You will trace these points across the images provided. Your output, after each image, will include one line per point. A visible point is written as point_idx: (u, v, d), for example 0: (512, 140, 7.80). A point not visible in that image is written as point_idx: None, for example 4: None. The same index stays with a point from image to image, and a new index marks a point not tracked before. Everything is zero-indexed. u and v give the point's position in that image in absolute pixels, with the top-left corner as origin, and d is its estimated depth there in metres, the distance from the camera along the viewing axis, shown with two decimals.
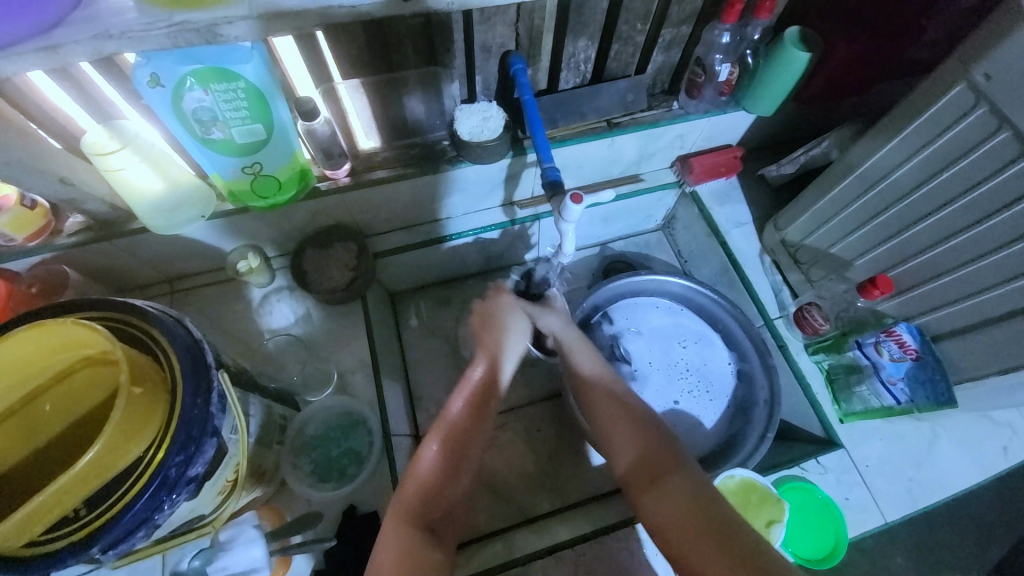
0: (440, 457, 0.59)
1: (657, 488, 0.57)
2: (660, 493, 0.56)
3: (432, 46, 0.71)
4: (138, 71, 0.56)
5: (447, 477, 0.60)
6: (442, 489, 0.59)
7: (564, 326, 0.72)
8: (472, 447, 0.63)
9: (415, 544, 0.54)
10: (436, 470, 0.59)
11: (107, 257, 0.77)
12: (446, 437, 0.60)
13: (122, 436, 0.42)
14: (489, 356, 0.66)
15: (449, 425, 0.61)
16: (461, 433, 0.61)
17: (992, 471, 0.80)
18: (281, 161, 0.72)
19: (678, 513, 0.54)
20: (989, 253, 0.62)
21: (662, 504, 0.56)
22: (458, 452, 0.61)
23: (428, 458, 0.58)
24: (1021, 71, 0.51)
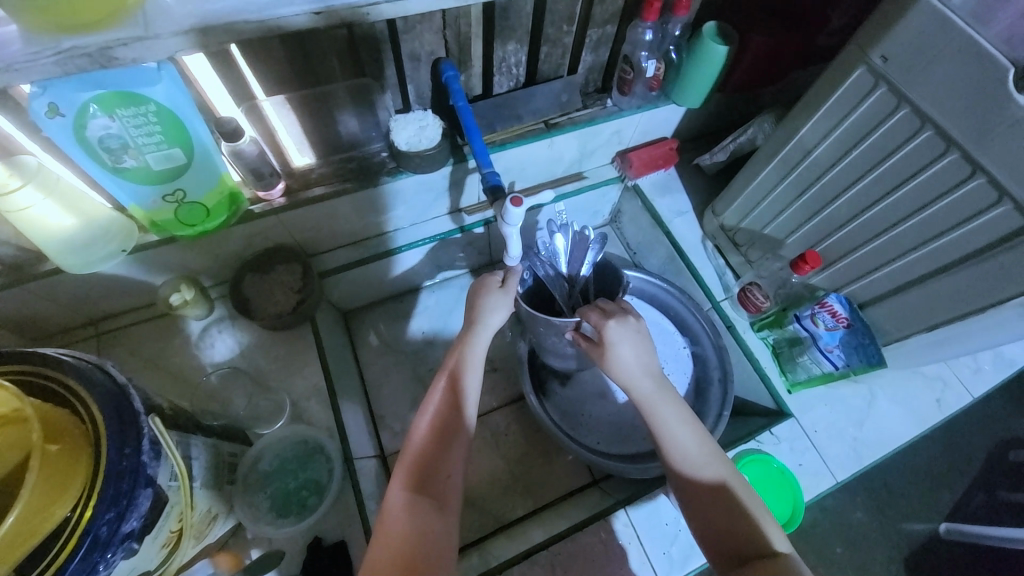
0: (436, 427, 0.60)
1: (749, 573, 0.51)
2: None
3: (359, 58, 0.69)
4: (34, 102, 0.51)
5: (433, 457, 0.59)
6: (439, 457, 0.59)
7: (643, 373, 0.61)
8: (466, 418, 0.62)
9: (421, 507, 0.54)
10: (427, 447, 0.59)
11: (19, 304, 0.71)
12: (439, 421, 0.61)
13: (43, 500, 0.39)
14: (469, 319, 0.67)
15: (440, 410, 0.62)
16: (454, 411, 0.62)
17: (928, 421, 0.86)
18: (207, 186, 0.68)
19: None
20: (900, 223, 0.67)
21: None
22: (450, 423, 0.61)
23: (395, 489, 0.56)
24: (913, 51, 0.55)
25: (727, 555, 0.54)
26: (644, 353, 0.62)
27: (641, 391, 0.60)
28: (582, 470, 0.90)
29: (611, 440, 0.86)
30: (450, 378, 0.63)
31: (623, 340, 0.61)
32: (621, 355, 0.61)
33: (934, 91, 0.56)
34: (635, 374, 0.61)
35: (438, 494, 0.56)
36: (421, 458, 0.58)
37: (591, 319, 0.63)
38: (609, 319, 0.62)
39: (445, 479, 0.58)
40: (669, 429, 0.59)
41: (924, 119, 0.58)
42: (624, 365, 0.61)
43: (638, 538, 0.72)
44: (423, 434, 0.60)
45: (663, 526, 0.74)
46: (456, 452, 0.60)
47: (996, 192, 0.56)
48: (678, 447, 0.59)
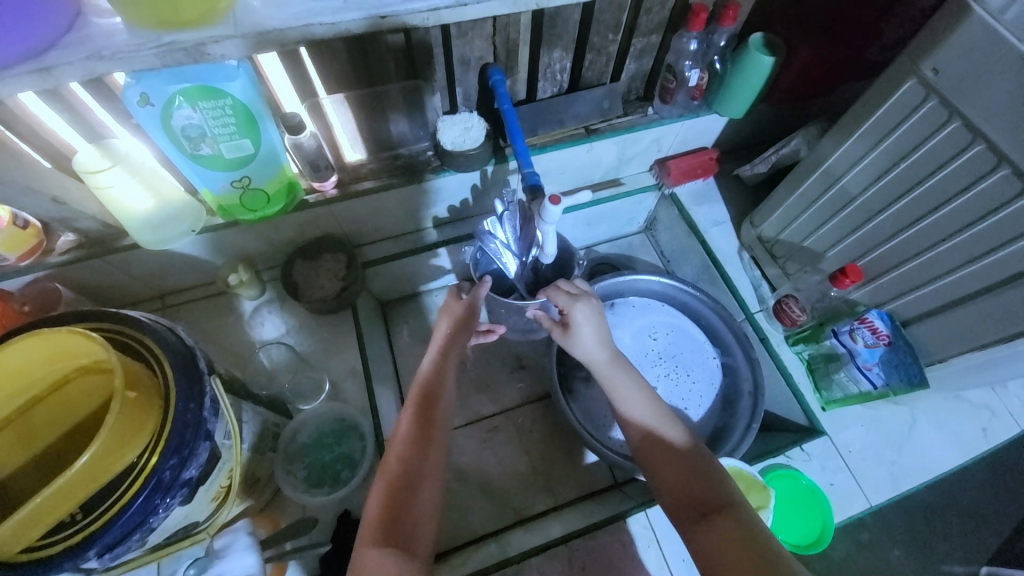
0: (416, 419, 0.64)
1: (710, 521, 0.53)
2: (715, 530, 0.52)
3: (413, 61, 0.74)
4: (128, 92, 0.58)
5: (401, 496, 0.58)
6: (408, 501, 0.58)
7: (598, 349, 0.68)
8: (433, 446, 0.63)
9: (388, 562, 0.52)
10: (410, 438, 0.62)
11: (100, 274, 0.78)
12: (419, 401, 0.65)
13: (116, 442, 0.43)
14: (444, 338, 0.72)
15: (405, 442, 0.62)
16: (420, 438, 0.63)
17: (971, 450, 0.82)
18: (269, 174, 0.74)
19: (726, 549, 0.50)
20: (949, 238, 0.65)
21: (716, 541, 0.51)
22: (420, 449, 0.62)
23: (405, 420, 0.64)
24: (967, 63, 0.54)
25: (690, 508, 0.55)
26: (605, 332, 0.69)
27: (598, 364, 0.67)
28: (604, 471, 0.91)
29: None
30: (431, 374, 0.68)
31: (586, 321, 0.69)
32: (582, 333, 0.68)
33: (990, 104, 0.54)
34: (593, 350, 0.68)
35: (405, 541, 0.55)
36: (401, 461, 0.61)
37: (559, 301, 0.70)
38: (576, 301, 0.69)
39: (413, 525, 0.57)
40: (626, 396, 0.65)
41: (977, 133, 0.57)
42: (579, 344, 0.69)
43: (659, 542, 0.72)
44: (406, 431, 0.63)
45: None
46: (422, 492, 0.60)
47: None
48: (641, 412, 0.63)
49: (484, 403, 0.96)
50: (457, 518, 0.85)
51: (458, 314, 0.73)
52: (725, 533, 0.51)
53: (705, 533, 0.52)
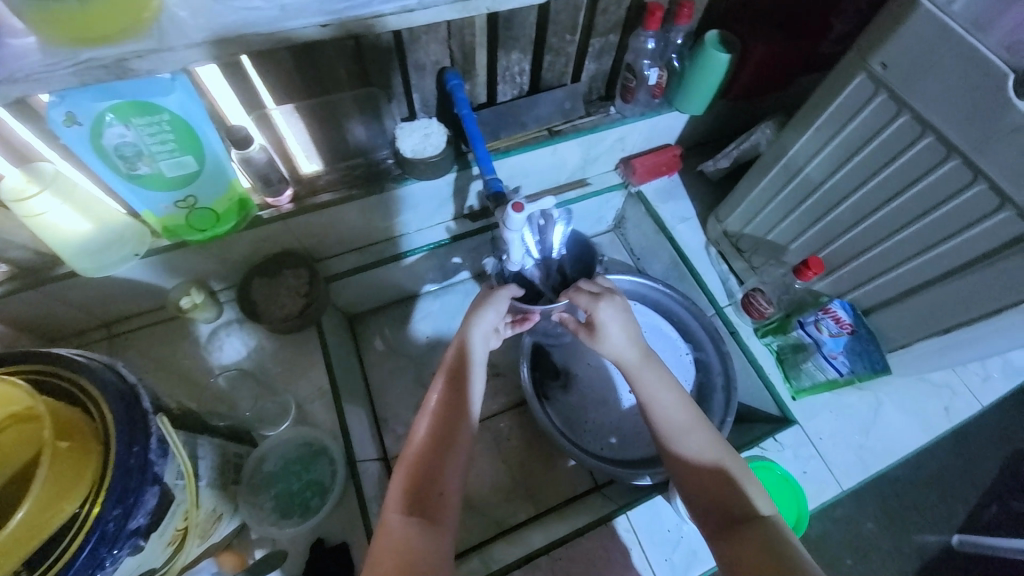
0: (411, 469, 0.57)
1: (737, 535, 0.53)
2: (740, 542, 0.53)
3: (365, 68, 0.71)
4: (52, 111, 0.53)
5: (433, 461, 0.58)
6: (436, 469, 0.57)
7: (627, 345, 0.66)
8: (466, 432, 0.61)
9: (413, 528, 0.53)
10: (410, 481, 0.56)
11: (37, 306, 0.73)
12: (432, 445, 0.59)
13: (51, 496, 0.40)
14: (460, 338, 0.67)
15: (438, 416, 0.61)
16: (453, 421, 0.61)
17: (934, 429, 0.85)
18: (217, 192, 0.70)
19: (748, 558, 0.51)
20: (903, 228, 0.67)
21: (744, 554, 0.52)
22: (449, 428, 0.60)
23: (395, 494, 0.56)
24: (912, 58, 0.56)
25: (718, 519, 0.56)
26: (633, 329, 0.67)
27: (630, 364, 0.65)
28: (585, 475, 0.90)
29: (614, 446, 0.87)
30: (451, 375, 0.64)
31: (612, 319, 0.66)
32: (610, 331, 0.66)
33: (934, 97, 0.56)
34: (623, 347, 0.66)
35: (431, 511, 0.55)
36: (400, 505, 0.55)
37: (582, 302, 0.67)
38: (599, 300, 0.67)
39: (440, 494, 0.56)
40: (653, 394, 0.64)
41: (924, 125, 0.58)
42: (609, 342, 0.66)
43: (641, 544, 0.72)
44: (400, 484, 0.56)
45: (664, 530, 0.73)
46: (452, 461, 0.59)
47: (997, 198, 0.56)
48: (669, 415, 0.63)
49: None
50: None
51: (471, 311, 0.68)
52: (751, 543, 0.52)
53: (734, 544, 0.53)
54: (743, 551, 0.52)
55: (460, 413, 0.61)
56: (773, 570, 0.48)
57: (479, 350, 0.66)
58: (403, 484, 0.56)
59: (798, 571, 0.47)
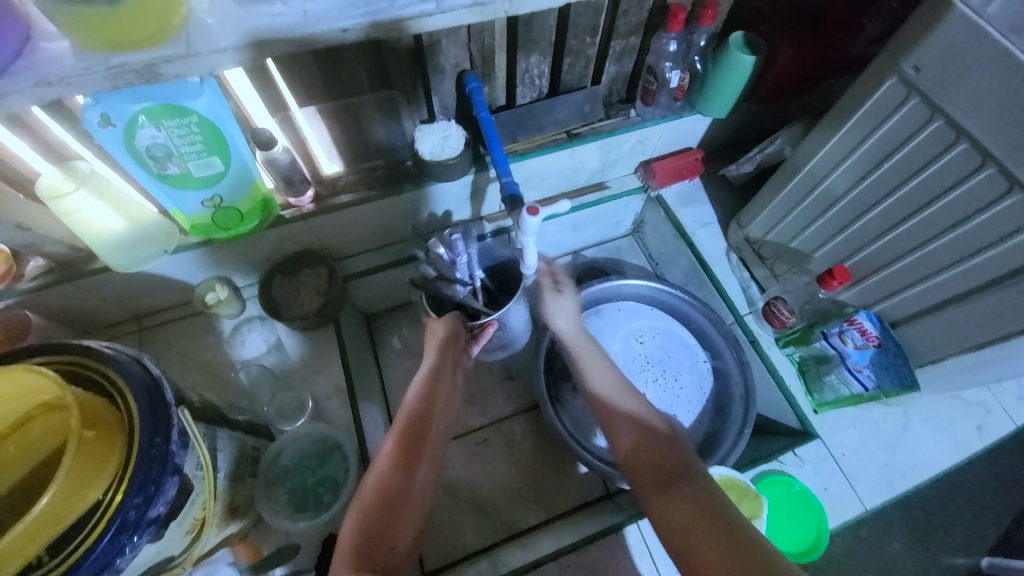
0: (397, 453, 0.63)
1: (672, 491, 0.53)
2: (675, 497, 0.53)
3: (385, 71, 0.72)
4: (88, 113, 0.56)
5: (383, 516, 0.58)
6: (389, 524, 0.58)
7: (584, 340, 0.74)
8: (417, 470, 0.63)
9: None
10: (393, 469, 0.61)
11: (73, 299, 0.77)
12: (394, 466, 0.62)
13: (78, 482, 0.41)
14: (434, 358, 0.70)
15: (386, 470, 0.61)
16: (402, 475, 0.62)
17: (965, 449, 0.81)
18: (242, 192, 0.72)
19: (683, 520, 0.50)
20: (935, 238, 0.64)
21: (678, 508, 0.52)
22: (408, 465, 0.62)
23: (382, 460, 0.62)
24: (947, 61, 0.53)
25: (653, 476, 0.56)
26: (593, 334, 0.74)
27: (569, 337, 0.75)
28: (596, 482, 0.89)
29: None
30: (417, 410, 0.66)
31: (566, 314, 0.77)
32: (557, 306, 0.77)
33: (971, 101, 0.53)
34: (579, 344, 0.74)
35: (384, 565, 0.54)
36: (382, 484, 0.60)
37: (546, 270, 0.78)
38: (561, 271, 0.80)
39: (389, 549, 0.56)
40: (593, 369, 0.70)
41: (960, 131, 0.55)
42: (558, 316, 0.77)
43: (652, 555, 0.71)
44: (385, 464, 0.62)
45: None
46: (404, 516, 0.59)
47: None
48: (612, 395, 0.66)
49: (473, 415, 0.94)
50: (447, 535, 0.83)
51: (444, 333, 0.71)
52: (683, 497, 0.52)
53: (666, 501, 0.53)
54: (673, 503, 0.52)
55: (426, 427, 0.66)
56: (706, 520, 0.49)
57: (443, 376, 0.70)
58: (393, 449, 0.63)
59: (732, 522, 0.48)
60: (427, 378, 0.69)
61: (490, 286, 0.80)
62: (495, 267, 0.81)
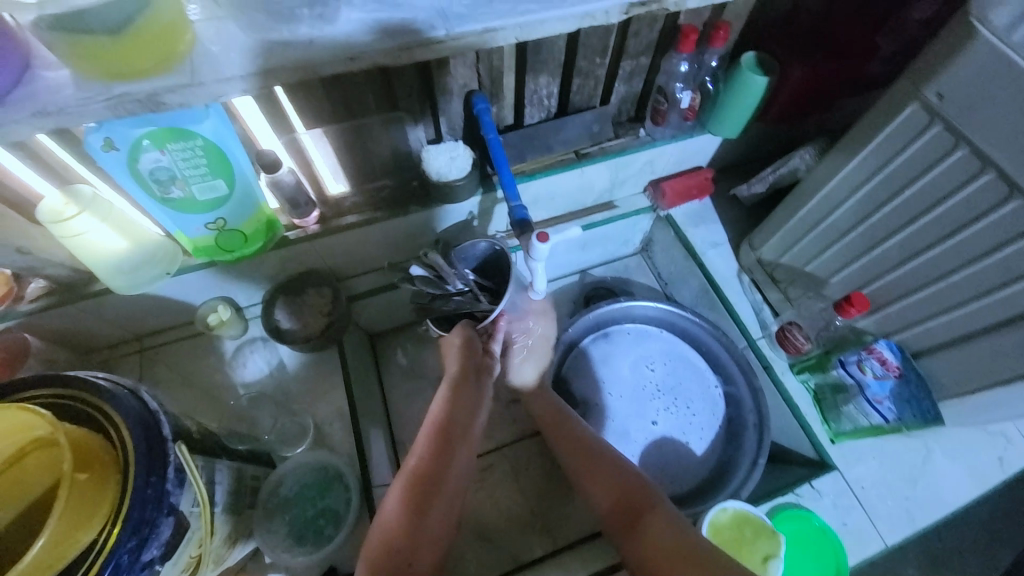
0: (407, 502, 0.60)
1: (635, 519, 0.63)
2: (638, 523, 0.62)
3: (393, 92, 0.71)
4: (91, 137, 0.55)
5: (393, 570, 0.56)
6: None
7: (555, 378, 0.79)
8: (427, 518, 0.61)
9: None
10: (404, 522, 0.59)
11: (74, 321, 0.75)
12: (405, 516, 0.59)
13: (69, 526, 0.40)
14: (452, 378, 0.70)
15: (395, 522, 0.59)
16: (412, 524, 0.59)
17: (989, 483, 0.78)
18: (246, 214, 0.71)
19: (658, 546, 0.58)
20: (960, 269, 0.62)
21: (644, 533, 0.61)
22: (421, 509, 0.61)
23: (391, 505, 0.60)
24: (972, 90, 0.51)
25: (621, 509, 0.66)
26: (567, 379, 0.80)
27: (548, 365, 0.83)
28: None
29: None
30: (437, 433, 0.65)
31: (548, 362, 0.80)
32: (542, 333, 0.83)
33: (997, 131, 0.51)
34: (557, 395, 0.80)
35: None
36: (393, 532, 0.58)
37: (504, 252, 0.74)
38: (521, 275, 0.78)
39: None
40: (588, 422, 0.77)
41: (985, 161, 0.53)
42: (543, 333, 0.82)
43: None
44: (395, 514, 0.59)
45: None
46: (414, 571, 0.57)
47: None
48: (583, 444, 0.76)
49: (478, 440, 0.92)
50: (451, 567, 0.80)
51: (460, 340, 0.70)
52: (644, 520, 0.62)
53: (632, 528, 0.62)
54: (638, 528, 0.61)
55: (442, 474, 0.63)
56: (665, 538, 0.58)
57: (460, 401, 0.69)
58: (403, 496, 0.61)
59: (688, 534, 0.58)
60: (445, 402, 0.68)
61: (489, 284, 0.76)
62: (487, 265, 0.78)
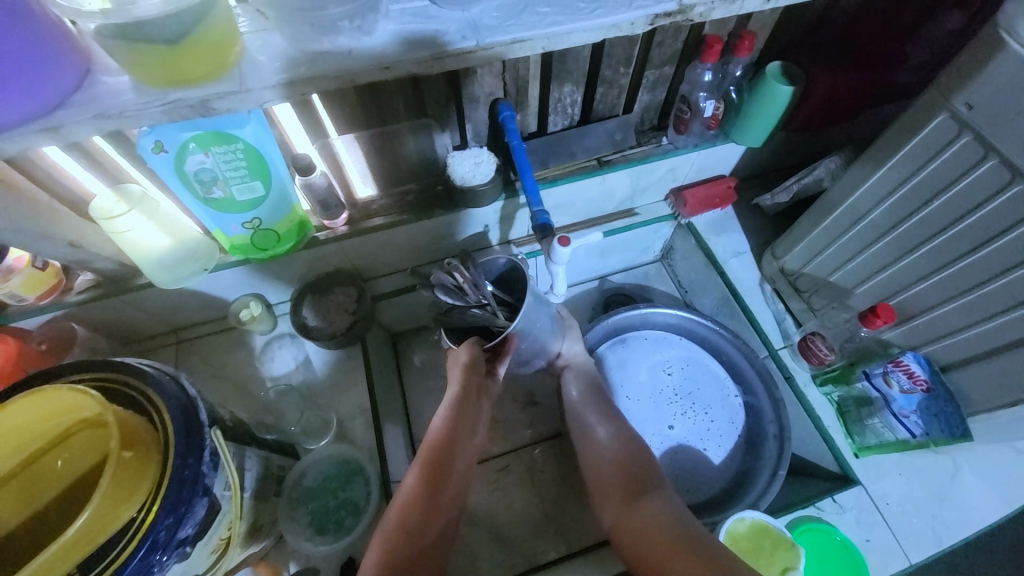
0: (421, 481, 0.65)
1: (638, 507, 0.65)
2: (639, 511, 0.64)
3: (422, 100, 0.74)
4: (143, 139, 0.59)
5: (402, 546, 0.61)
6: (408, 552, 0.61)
7: None
8: (438, 504, 0.66)
9: None
10: (418, 500, 0.64)
11: (117, 312, 0.80)
12: (411, 503, 0.64)
13: (112, 501, 0.42)
14: (459, 382, 0.69)
15: (409, 502, 0.64)
16: (422, 509, 0.64)
17: (1021, 504, 0.76)
18: (280, 214, 0.74)
19: (656, 535, 0.60)
20: (989, 281, 0.60)
21: (644, 521, 0.63)
22: (430, 496, 0.65)
23: (409, 482, 0.65)
24: (1003, 100, 0.51)
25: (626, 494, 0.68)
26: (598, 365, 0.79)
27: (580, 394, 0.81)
28: None
29: None
30: (443, 437, 0.68)
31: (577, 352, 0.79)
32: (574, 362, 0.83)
33: None
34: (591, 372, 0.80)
35: None
36: (409, 503, 0.64)
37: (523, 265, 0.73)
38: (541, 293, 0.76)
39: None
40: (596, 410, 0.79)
41: (1016, 172, 0.53)
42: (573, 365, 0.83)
43: None
44: (411, 490, 0.65)
45: None
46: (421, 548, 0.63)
47: None
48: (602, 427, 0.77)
49: (494, 441, 0.93)
50: (465, 565, 0.81)
51: (466, 359, 0.68)
52: (646, 508, 0.64)
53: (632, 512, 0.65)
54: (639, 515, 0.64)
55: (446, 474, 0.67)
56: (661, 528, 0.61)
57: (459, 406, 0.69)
58: (417, 476, 0.66)
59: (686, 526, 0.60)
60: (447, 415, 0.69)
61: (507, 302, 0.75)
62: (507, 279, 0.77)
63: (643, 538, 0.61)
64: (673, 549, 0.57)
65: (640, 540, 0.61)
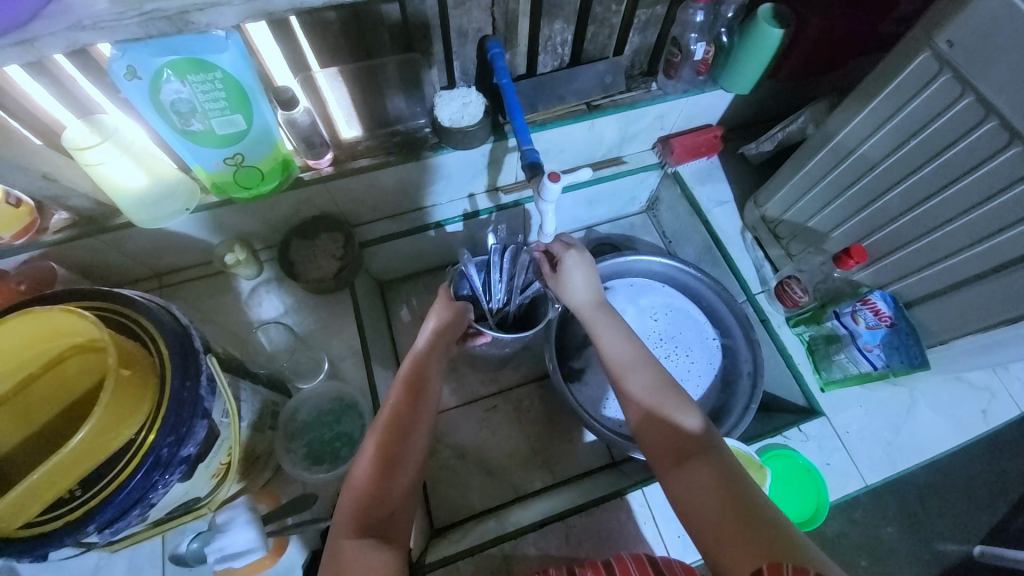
0: (402, 403, 0.65)
1: (688, 472, 0.56)
2: (690, 477, 0.56)
3: (409, 33, 0.72)
4: (114, 64, 0.55)
5: (385, 474, 0.60)
6: (388, 483, 0.60)
7: (586, 301, 0.73)
8: (421, 427, 0.65)
9: (368, 547, 0.54)
10: (399, 417, 0.64)
11: (96, 253, 0.78)
12: (386, 432, 0.63)
13: (112, 419, 0.43)
14: (430, 334, 0.72)
15: (388, 429, 0.63)
16: (406, 434, 0.63)
17: (969, 432, 0.82)
18: (263, 151, 0.72)
19: (709, 506, 0.53)
20: (955, 218, 0.64)
21: (691, 486, 0.55)
22: (404, 425, 0.63)
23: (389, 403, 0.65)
24: (981, 37, 0.52)
25: (670, 450, 0.59)
26: (593, 280, 0.74)
27: (582, 305, 0.73)
28: (602, 450, 0.92)
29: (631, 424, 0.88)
30: (418, 359, 0.69)
31: (576, 268, 0.74)
32: (573, 278, 0.74)
33: (1002, 78, 0.52)
34: (581, 294, 0.74)
35: (384, 531, 0.57)
36: (393, 423, 0.63)
37: (557, 248, 0.76)
38: (570, 248, 0.75)
39: (390, 513, 0.58)
40: (605, 341, 0.69)
41: (990, 109, 0.54)
42: (567, 294, 0.74)
43: (655, 520, 0.72)
44: (391, 413, 0.64)
45: None
46: (406, 472, 0.61)
47: None
48: (618, 355, 0.68)
49: (483, 384, 0.96)
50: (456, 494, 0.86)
51: (437, 323, 0.73)
52: (700, 471, 0.55)
53: (681, 478, 0.56)
54: (694, 484, 0.55)
55: (428, 384, 0.68)
56: (725, 504, 0.52)
57: (435, 350, 0.71)
58: (399, 395, 0.66)
59: (755, 509, 0.51)
60: (423, 351, 0.70)
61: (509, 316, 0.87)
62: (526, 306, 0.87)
63: (702, 515, 0.53)
64: (734, 526, 0.50)
65: (696, 511, 0.54)
